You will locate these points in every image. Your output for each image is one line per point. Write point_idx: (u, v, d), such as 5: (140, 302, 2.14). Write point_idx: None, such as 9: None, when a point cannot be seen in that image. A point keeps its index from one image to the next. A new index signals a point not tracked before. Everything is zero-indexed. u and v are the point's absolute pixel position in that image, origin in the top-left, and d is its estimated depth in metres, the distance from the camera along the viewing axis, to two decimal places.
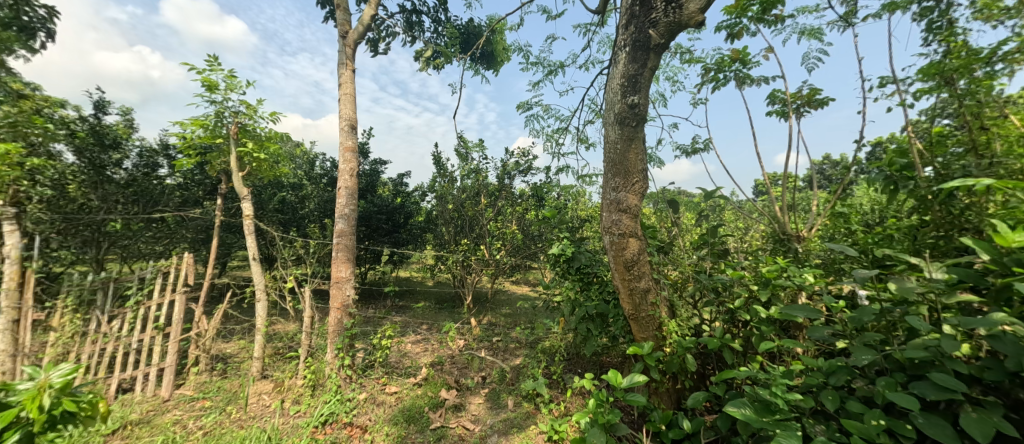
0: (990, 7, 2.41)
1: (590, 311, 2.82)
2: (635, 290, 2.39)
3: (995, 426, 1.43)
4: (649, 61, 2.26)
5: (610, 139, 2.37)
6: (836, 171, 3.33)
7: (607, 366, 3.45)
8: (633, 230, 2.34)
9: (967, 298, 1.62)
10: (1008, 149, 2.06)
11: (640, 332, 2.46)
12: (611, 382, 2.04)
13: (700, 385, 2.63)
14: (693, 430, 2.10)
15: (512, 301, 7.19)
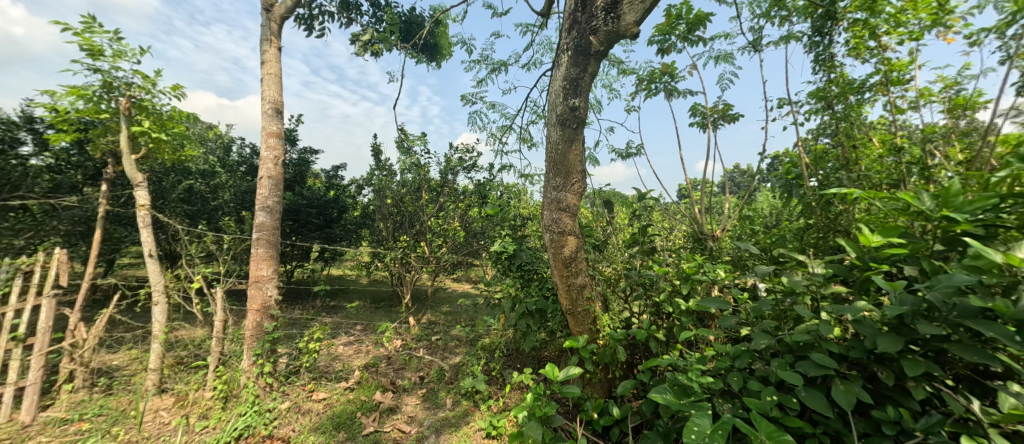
0: (860, 45, 2.87)
1: (529, 307, 2.93)
2: (572, 286, 2.55)
3: (857, 395, 1.71)
4: (589, 66, 2.42)
5: (552, 139, 2.50)
6: (745, 179, 3.76)
7: (545, 360, 3.61)
8: (572, 229, 2.50)
9: (839, 289, 1.92)
10: (870, 167, 2.49)
11: (577, 327, 2.62)
12: (548, 376, 2.11)
13: (628, 374, 2.84)
14: (621, 416, 2.24)
15: (454, 299, 7.19)
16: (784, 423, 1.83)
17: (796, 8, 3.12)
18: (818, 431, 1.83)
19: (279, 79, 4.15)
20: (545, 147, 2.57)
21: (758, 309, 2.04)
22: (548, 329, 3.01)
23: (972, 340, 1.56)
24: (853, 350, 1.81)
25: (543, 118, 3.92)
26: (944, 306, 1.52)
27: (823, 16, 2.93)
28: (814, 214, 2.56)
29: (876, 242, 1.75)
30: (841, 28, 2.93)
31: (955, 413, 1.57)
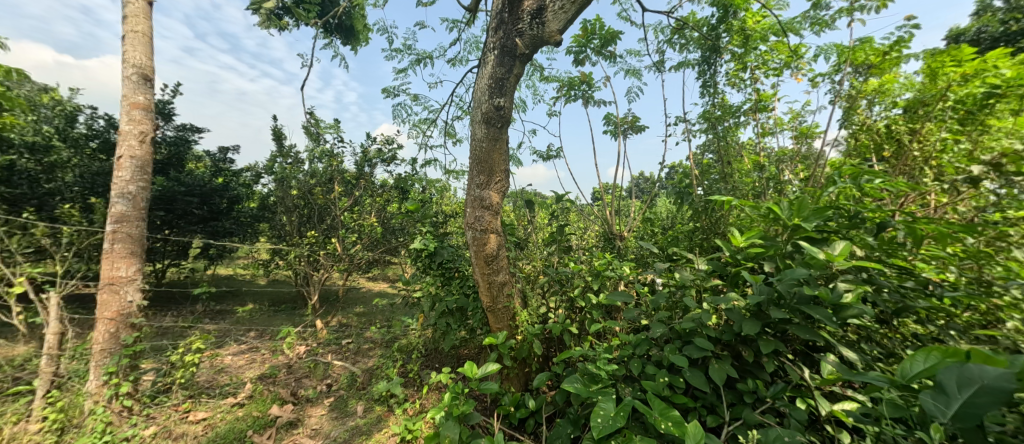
0: (735, 76, 3.41)
1: (450, 305, 2.98)
2: (493, 283, 2.66)
3: (726, 372, 2.04)
4: (514, 67, 2.55)
5: (477, 137, 2.60)
6: (648, 186, 4.18)
7: (464, 358, 3.66)
8: (494, 227, 2.62)
9: (717, 281, 2.26)
10: (742, 180, 2.98)
11: (496, 323, 2.72)
12: (466, 374, 2.09)
13: (544, 366, 2.99)
14: (536, 407, 2.36)
15: (368, 299, 6.93)
16: (673, 400, 2.09)
17: (690, 38, 3.58)
18: (699, 405, 2.13)
19: (146, 39, 3.69)
20: (469, 145, 2.67)
21: (655, 302, 2.30)
22: (468, 327, 3.08)
23: (806, 322, 1.96)
24: (725, 333, 2.13)
25: (468, 115, 4.02)
26: (788, 294, 1.88)
27: (710, 47, 3.41)
28: (702, 218, 2.96)
29: (742, 244, 2.14)
30: (724, 58, 3.41)
31: (795, 382, 1.95)
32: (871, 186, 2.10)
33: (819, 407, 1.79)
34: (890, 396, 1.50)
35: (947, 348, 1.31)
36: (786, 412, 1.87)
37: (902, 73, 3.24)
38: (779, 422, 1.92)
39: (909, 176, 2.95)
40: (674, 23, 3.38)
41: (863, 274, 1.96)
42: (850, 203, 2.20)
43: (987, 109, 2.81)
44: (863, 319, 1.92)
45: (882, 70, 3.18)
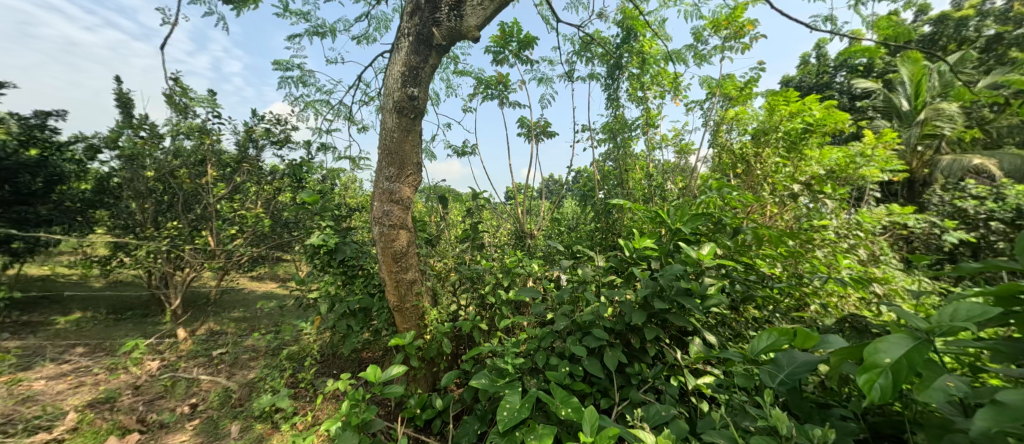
0: (635, 93, 3.76)
1: (353, 305, 2.79)
2: (400, 281, 2.58)
3: (618, 357, 2.22)
4: (430, 57, 2.52)
5: (388, 127, 2.51)
6: (557, 187, 4.39)
7: (366, 362, 3.42)
8: (403, 222, 2.55)
9: (614, 277, 2.46)
10: (637, 189, 3.37)
11: (403, 323, 2.63)
12: (369, 379, 1.94)
13: (453, 365, 2.94)
14: (443, 406, 2.31)
15: (250, 301, 6.11)
16: (572, 388, 2.21)
17: (596, 53, 3.84)
18: (595, 390, 2.28)
19: None
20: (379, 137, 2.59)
21: (559, 296, 2.41)
22: (372, 328, 2.92)
23: (680, 310, 2.23)
24: (618, 324, 2.31)
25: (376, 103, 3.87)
26: (669, 286, 2.12)
27: (614, 64, 3.71)
28: (602, 220, 3.24)
29: (641, 245, 2.33)
30: (625, 75, 3.75)
31: (670, 362, 2.20)
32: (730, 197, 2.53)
33: (689, 383, 2.05)
34: (739, 369, 1.77)
35: (781, 328, 1.56)
36: (663, 389, 2.11)
37: (751, 105, 3.88)
38: (658, 399, 2.16)
39: (754, 189, 3.61)
40: (582, 38, 3.63)
41: (723, 270, 2.33)
42: (717, 212, 2.58)
43: (805, 141, 3.49)
44: (725, 307, 2.25)
45: (739, 102, 3.77)
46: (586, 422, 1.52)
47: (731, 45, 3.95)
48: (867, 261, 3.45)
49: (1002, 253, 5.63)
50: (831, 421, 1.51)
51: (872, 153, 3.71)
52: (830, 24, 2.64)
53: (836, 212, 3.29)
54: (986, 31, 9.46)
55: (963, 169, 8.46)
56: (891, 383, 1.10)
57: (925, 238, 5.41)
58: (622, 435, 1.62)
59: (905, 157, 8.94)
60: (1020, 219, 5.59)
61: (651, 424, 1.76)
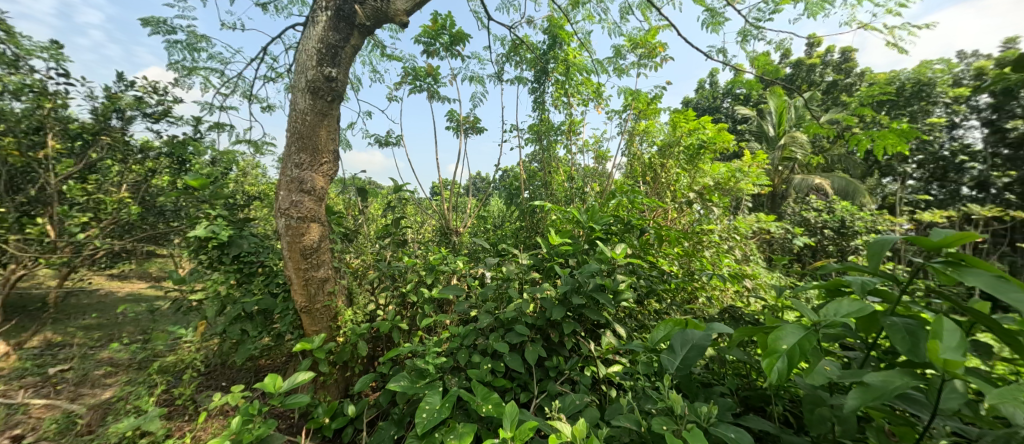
0: (559, 98, 3.91)
1: (250, 308, 2.45)
2: (310, 280, 2.37)
3: (538, 352, 2.24)
4: (352, 37, 2.37)
5: (300, 109, 2.30)
6: (484, 185, 4.37)
7: (264, 371, 3.04)
8: (315, 215, 2.36)
9: (538, 275, 2.47)
10: (559, 192, 3.56)
11: (312, 326, 2.41)
12: (267, 389, 1.73)
13: (368, 368, 2.74)
14: (356, 413, 2.13)
15: (107, 305, 5.07)
16: (493, 385, 2.18)
17: (524, 56, 3.89)
18: (515, 385, 2.28)
19: None
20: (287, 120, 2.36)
21: (483, 293, 2.37)
22: (274, 331, 2.61)
23: (596, 305, 2.32)
24: (539, 319, 2.33)
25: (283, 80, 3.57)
26: (586, 282, 2.20)
27: (541, 70, 3.79)
28: (526, 218, 3.41)
29: (557, 242, 2.43)
30: (551, 81, 3.85)
31: (585, 354, 2.29)
32: (637, 201, 2.75)
33: (601, 372, 2.14)
34: (644, 358, 1.88)
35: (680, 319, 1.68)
36: (578, 380, 2.17)
37: (658, 120, 4.24)
38: (574, 390, 2.22)
39: (660, 196, 4.02)
40: (512, 40, 3.64)
41: (634, 269, 2.48)
42: (626, 214, 2.80)
43: (700, 156, 3.89)
44: (634, 302, 2.39)
45: (647, 116, 4.09)
46: (507, 418, 1.50)
47: (645, 62, 4.22)
48: (742, 262, 3.96)
49: (829, 255, 6.93)
50: (713, 399, 1.69)
51: (747, 169, 4.25)
52: (722, 55, 2.94)
53: (722, 217, 3.70)
54: (826, 77, 11.49)
55: (810, 186, 10.19)
56: (791, 368, 1.18)
57: (780, 242, 6.43)
58: (541, 428, 1.62)
59: (771, 174, 10.44)
60: (843, 229, 6.93)
61: (568, 414, 1.79)
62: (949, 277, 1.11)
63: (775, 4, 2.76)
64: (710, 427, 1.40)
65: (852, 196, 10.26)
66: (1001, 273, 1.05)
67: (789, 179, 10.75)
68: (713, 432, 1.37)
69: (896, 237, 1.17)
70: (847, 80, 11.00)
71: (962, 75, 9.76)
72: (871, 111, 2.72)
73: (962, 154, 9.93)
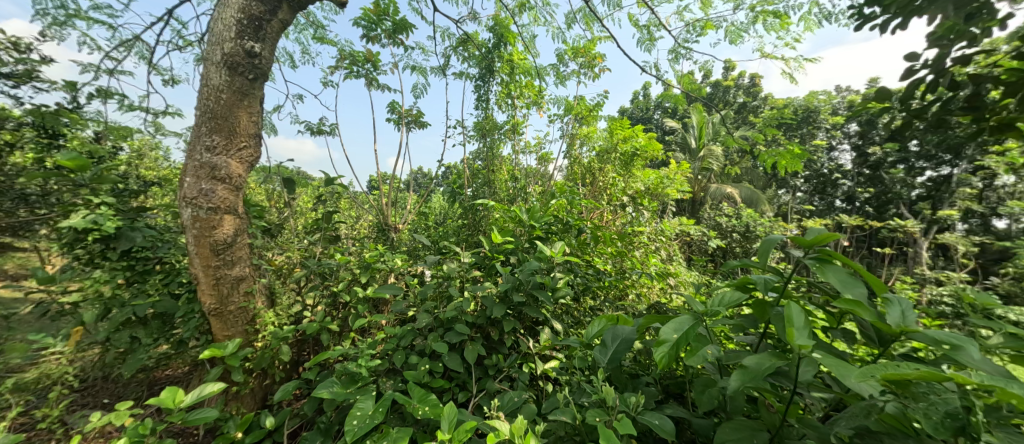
0: (504, 96, 3.89)
1: (144, 311, 2.14)
2: (222, 279, 2.13)
3: (478, 351, 2.19)
4: (279, 11, 2.22)
5: (213, 85, 2.09)
6: (425, 181, 4.26)
7: (160, 383, 2.66)
8: (229, 205, 2.14)
9: (479, 273, 2.42)
10: (502, 191, 3.56)
11: (223, 331, 2.15)
12: (163, 405, 1.40)
13: (291, 375, 2.48)
14: (275, 425, 1.93)
15: None
16: (430, 386, 2.10)
17: (471, 52, 3.84)
18: (454, 385, 2.23)
19: None
20: (197, 96, 2.13)
21: (422, 293, 2.28)
22: (177, 337, 2.31)
23: (535, 303, 2.33)
24: (480, 318, 2.29)
25: (193, 48, 3.23)
26: (527, 281, 2.20)
27: (486, 67, 3.76)
28: (469, 216, 3.38)
29: (499, 241, 2.42)
30: (496, 79, 3.84)
31: (524, 350, 2.29)
32: (575, 201, 2.87)
33: (540, 369, 2.14)
34: (582, 355, 1.89)
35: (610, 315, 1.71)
36: (518, 377, 2.16)
37: (596, 125, 4.40)
38: (512, 387, 2.21)
39: (597, 198, 4.17)
40: (458, 35, 3.56)
41: (572, 268, 2.52)
42: (565, 215, 2.86)
43: (634, 162, 4.11)
44: (572, 299, 2.43)
45: (588, 122, 4.21)
46: (444, 420, 1.44)
47: (585, 71, 4.36)
48: (667, 261, 4.24)
49: (736, 255, 7.68)
50: (641, 388, 1.74)
51: (673, 176, 4.55)
52: (655, 71, 3.09)
53: (650, 220, 3.93)
54: (738, 98, 12.73)
55: (725, 195, 11.17)
56: (674, 354, 1.31)
57: (698, 244, 7.01)
58: (480, 428, 1.59)
59: (692, 182, 11.27)
60: (748, 233, 7.77)
61: (507, 412, 1.78)
62: (817, 275, 1.21)
63: (699, 29, 2.96)
64: (638, 415, 1.46)
65: (756, 203, 11.62)
66: (855, 269, 1.19)
67: (707, 187, 11.63)
68: (640, 420, 1.43)
69: (778, 238, 1.25)
70: (754, 102, 12.25)
71: (839, 105, 11.36)
72: (775, 131, 3.06)
73: (837, 172, 12.66)
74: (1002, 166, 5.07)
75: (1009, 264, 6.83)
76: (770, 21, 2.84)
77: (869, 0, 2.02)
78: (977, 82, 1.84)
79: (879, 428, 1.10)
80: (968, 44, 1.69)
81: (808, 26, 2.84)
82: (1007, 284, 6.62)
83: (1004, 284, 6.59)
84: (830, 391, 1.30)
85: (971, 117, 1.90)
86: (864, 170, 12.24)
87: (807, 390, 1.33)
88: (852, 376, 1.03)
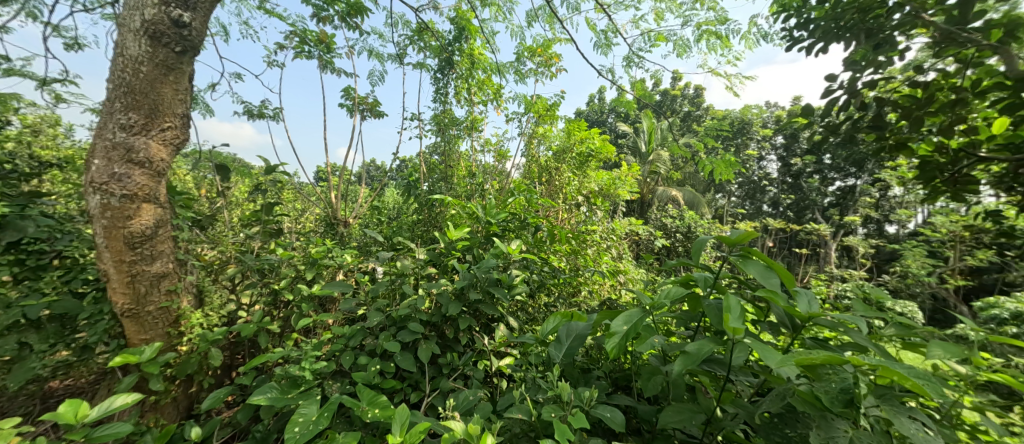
0: (462, 90, 3.83)
1: (38, 313, 1.86)
2: (139, 275, 1.93)
3: (431, 350, 2.13)
4: None
5: (130, 56, 1.91)
6: (378, 174, 4.12)
7: (55, 397, 2.33)
8: (148, 193, 1.94)
9: (434, 270, 2.36)
10: (461, 185, 3.50)
11: (140, 334, 1.94)
12: (62, 420, 1.22)
13: (222, 380, 2.29)
14: (204, 435, 1.76)
15: None
16: (381, 387, 2.02)
17: (429, 43, 3.75)
18: (405, 385, 2.15)
19: None
20: (111, 68, 1.93)
21: (373, 290, 2.18)
22: (79, 342, 2.02)
23: (490, 300, 2.30)
24: (434, 316, 2.22)
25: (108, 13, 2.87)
26: (483, 278, 2.16)
27: (445, 60, 3.68)
28: (425, 211, 3.30)
29: (456, 237, 2.36)
30: (454, 73, 3.78)
31: (479, 348, 2.26)
32: (532, 200, 2.88)
33: (494, 367, 2.12)
34: (537, 352, 1.88)
35: (562, 310, 1.71)
36: (472, 375, 2.12)
37: (555, 124, 4.44)
38: (466, 385, 2.18)
39: (553, 197, 4.23)
40: (416, 24, 3.45)
41: (527, 265, 2.52)
42: (522, 212, 2.86)
43: (588, 163, 4.20)
44: (527, 298, 2.42)
45: (545, 121, 4.23)
46: (396, 422, 1.38)
47: (541, 71, 4.39)
48: (617, 259, 4.39)
49: (678, 254, 8.13)
50: (593, 383, 1.76)
51: (625, 178, 4.69)
52: (610, 76, 3.15)
53: (603, 219, 4.03)
54: (683, 107, 13.46)
55: (670, 197, 11.70)
56: (621, 346, 1.35)
57: (645, 242, 7.31)
58: (433, 429, 1.55)
59: (641, 184, 11.72)
60: (690, 233, 8.22)
61: (461, 411, 1.73)
62: (740, 271, 1.28)
63: (651, 41, 3.05)
64: (591, 409, 1.47)
65: (699, 205, 12.28)
66: (773, 264, 1.27)
67: (655, 190, 12.08)
68: (593, 413, 1.44)
69: (709, 237, 1.31)
70: (699, 112, 12.99)
71: (767, 119, 12.41)
72: (716, 138, 3.24)
73: (766, 179, 13.79)
74: (895, 180, 5.76)
75: (898, 264, 7.78)
76: (713, 41, 2.99)
77: (798, 24, 2.18)
78: (880, 105, 2.04)
79: (800, 409, 1.18)
80: (875, 70, 1.88)
81: (747, 45, 3.00)
82: (896, 281, 7.54)
83: (894, 280, 7.48)
84: (759, 376, 1.38)
85: (876, 135, 2.11)
86: (788, 178, 13.40)
87: (738, 376, 1.41)
88: (775, 361, 1.10)
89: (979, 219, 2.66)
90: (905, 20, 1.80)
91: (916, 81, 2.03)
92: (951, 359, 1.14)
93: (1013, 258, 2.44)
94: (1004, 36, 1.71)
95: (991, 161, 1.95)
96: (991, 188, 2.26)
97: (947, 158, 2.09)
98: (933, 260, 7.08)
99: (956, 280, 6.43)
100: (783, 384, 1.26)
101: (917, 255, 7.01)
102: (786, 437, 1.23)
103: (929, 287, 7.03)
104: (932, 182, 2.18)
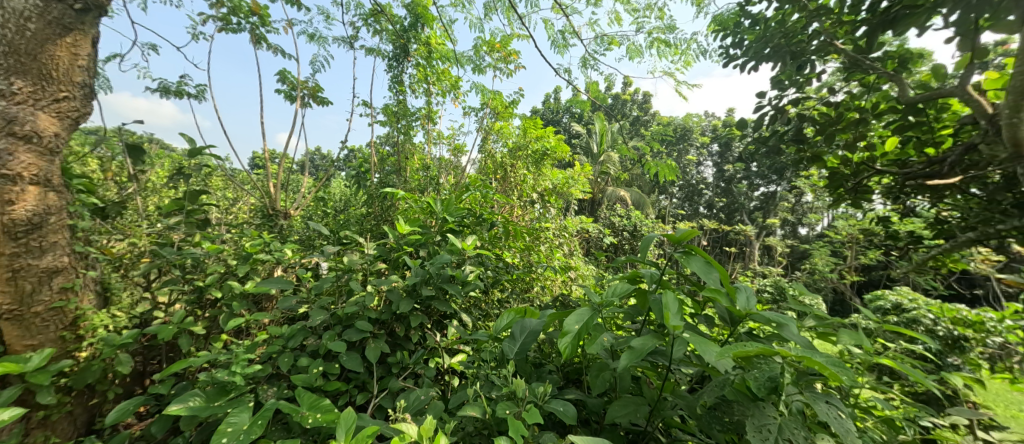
0: (416, 81, 3.72)
1: None
2: (21, 269, 1.68)
3: (379, 349, 2.04)
4: None
5: (13, 10, 1.67)
6: (324, 163, 3.92)
7: None
8: (36, 174, 1.71)
9: (382, 266, 2.26)
10: (412, 179, 3.41)
11: (24, 340, 1.69)
12: None
13: (133, 389, 2.06)
14: None
15: None
16: (323, 389, 1.90)
17: (385, 27, 3.60)
18: (352, 386, 2.05)
19: None
20: None
21: (316, 287, 2.05)
22: None
23: (444, 296, 2.25)
24: (383, 314, 2.13)
25: None
26: (435, 274, 2.11)
27: (400, 47, 3.56)
28: (374, 204, 3.18)
29: (407, 232, 2.29)
30: (410, 62, 3.66)
31: (430, 346, 2.20)
32: (486, 195, 2.85)
33: (443, 365, 2.06)
34: (489, 350, 1.85)
35: (516, 306, 1.69)
36: (421, 373, 2.06)
37: (511, 122, 4.41)
38: (416, 384, 2.12)
39: (507, 193, 4.23)
40: (371, 8, 3.32)
41: (480, 261, 2.49)
42: (476, 208, 2.82)
43: (542, 160, 4.24)
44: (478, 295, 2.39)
45: (503, 117, 4.21)
46: (340, 428, 1.30)
47: (499, 67, 4.36)
48: (569, 255, 4.47)
49: (623, 252, 8.48)
50: (544, 378, 1.77)
51: (578, 177, 4.79)
52: (566, 75, 3.18)
53: (555, 217, 4.07)
54: (633, 111, 14.03)
55: (619, 197, 12.12)
56: (574, 343, 1.36)
57: (592, 240, 7.55)
58: (381, 432, 1.48)
59: (592, 184, 12.04)
60: (635, 232, 8.59)
61: (411, 412, 1.67)
62: (683, 267, 1.32)
63: (605, 44, 3.11)
64: (544, 404, 1.47)
65: (645, 205, 12.82)
66: (712, 259, 1.32)
67: (604, 190, 12.47)
68: (546, 408, 1.44)
69: (655, 235, 1.33)
70: (647, 117, 13.58)
71: (705, 128, 13.26)
72: (659, 141, 3.38)
73: (703, 183, 14.70)
74: (809, 188, 6.35)
75: (809, 261, 8.62)
76: (663, 47, 3.09)
77: (734, 39, 2.28)
78: (801, 120, 2.20)
79: (733, 398, 1.24)
80: (798, 87, 2.08)
81: (688, 59, 3.14)
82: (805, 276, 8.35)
83: (804, 276, 8.26)
84: (697, 366, 1.44)
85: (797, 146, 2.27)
86: (722, 183, 14.38)
87: (677, 366, 1.46)
88: (713, 353, 1.15)
89: (871, 224, 2.97)
90: (823, 45, 1.96)
91: (829, 100, 2.22)
92: (860, 346, 1.24)
93: (897, 258, 2.74)
94: (897, 66, 1.95)
95: (886, 174, 2.18)
96: (881, 197, 2.52)
97: (850, 170, 2.30)
98: (836, 259, 7.95)
99: (851, 275, 7.29)
100: (720, 374, 1.31)
101: (823, 254, 7.82)
102: (724, 425, 1.26)
103: (831, 283, 7.85)
104: (837, 190, 2.41)
